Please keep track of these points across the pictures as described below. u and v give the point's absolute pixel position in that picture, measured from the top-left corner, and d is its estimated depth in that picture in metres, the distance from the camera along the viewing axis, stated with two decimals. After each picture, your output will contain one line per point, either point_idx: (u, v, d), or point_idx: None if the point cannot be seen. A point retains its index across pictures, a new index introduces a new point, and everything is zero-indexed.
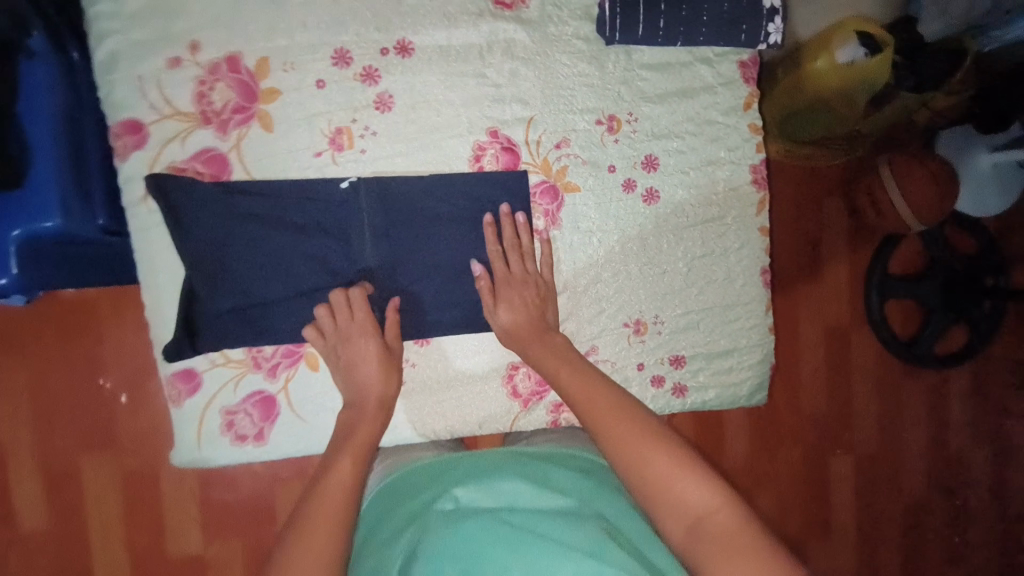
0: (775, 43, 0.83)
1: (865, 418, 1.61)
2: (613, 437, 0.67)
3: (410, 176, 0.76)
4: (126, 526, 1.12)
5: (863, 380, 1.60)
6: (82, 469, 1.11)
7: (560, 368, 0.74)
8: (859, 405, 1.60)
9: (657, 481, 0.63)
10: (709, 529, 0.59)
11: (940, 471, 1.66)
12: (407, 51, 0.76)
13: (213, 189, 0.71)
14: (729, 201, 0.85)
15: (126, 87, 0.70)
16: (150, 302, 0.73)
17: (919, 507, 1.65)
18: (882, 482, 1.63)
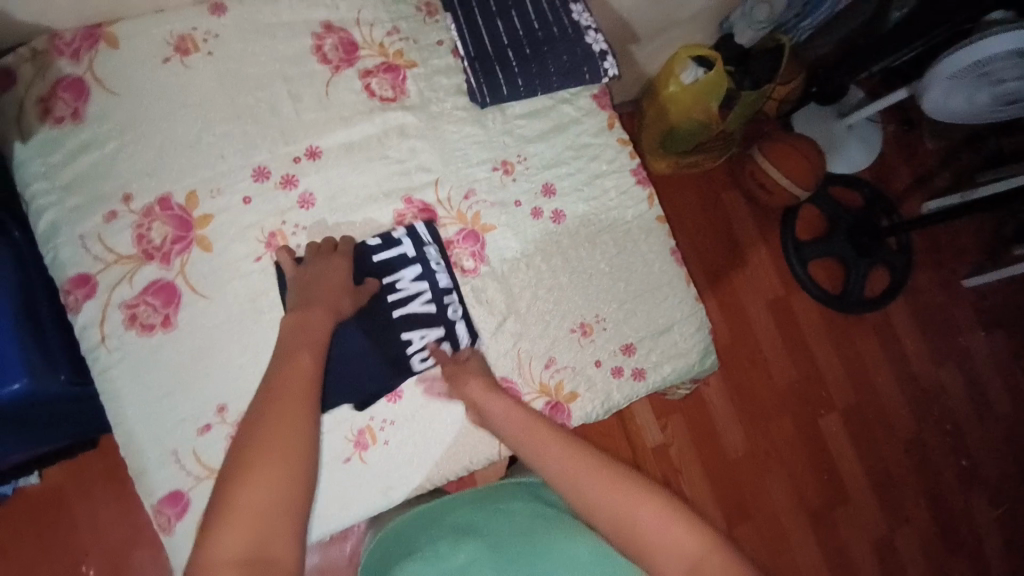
0: (615, 74, 1.00)
1: (836, 376, 1.72)
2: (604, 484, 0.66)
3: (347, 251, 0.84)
4: None
5: (821, 344, 1.74)
6: None
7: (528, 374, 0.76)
8: (827, 368, 1.72)
9: (652, 537, 0.61)
10: (707, 570, 0.57)
11: (917, 400, 1.75)
12: (316, 154, 0.87)
13: (182, 317, 0.79)
14: (623, 202, 0.99)
15: (71, 248, 0.78)
16: (122, 438, 0.76)
17: (916, 443, 1.73)
18: (877, 430, 1.71)
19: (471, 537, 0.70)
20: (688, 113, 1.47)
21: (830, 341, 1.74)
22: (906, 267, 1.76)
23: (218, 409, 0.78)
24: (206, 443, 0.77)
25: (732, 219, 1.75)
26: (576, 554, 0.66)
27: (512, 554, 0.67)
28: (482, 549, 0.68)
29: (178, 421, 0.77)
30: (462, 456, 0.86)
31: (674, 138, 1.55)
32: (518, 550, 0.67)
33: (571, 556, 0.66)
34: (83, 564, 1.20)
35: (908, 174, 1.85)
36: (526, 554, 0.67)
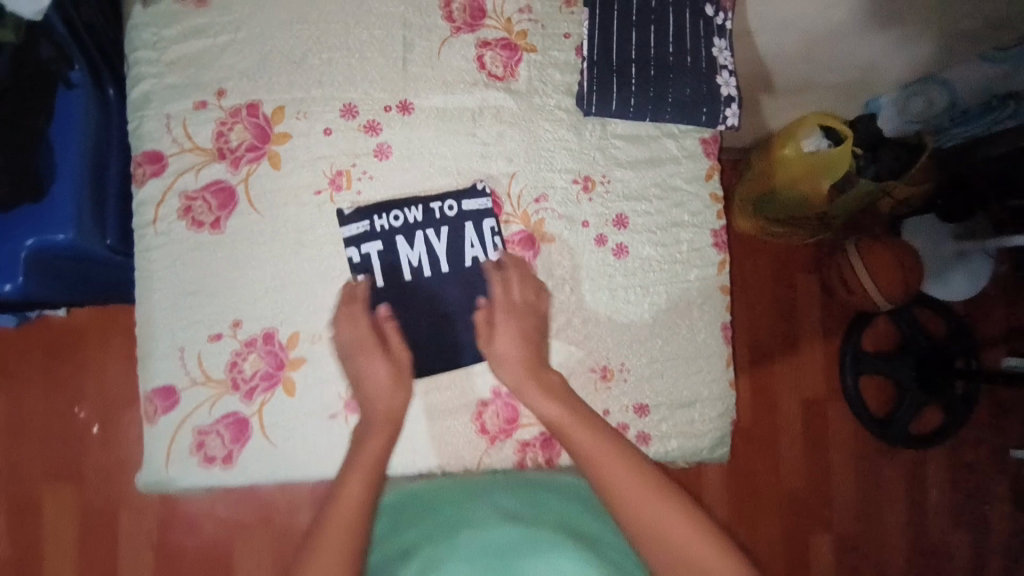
0: (733, 124, 0.92)
1: (844, 495, 1.62)
2: (643, 515, 0.63)
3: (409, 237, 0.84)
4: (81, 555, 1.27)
5: (842, 459, 1.63)
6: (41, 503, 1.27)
7: (547, 369, 0.78)
8: (837, 484, 1.62)
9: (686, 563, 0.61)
10: None
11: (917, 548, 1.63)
12: (407, 109, 0.86)
13: (233, 222, 0.80)
14: (692, 260, 0.93)
15: (154, 123, 0.79)
16: (142, 315, 0.79)
17: None
18: (864, 564, 1.61)
19: (457, 534, 0.67)
20: (794, 181, 1.34)
21: (852, 456, 1.63)
22: (965, 415, 1.59)
23: (233, 323, 0.79)
24: (212, 350, 0.79)
25: (797, 302, 1.64)
26: (569, 556, 0.63)
27: (502, 551, 0.65)
28: (472, 544, 0.66)
29: (194, 321, 0.79)
30: (443, 453, 0.84)
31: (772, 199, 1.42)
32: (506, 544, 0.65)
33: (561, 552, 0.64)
34: (87, 396, 1.28)
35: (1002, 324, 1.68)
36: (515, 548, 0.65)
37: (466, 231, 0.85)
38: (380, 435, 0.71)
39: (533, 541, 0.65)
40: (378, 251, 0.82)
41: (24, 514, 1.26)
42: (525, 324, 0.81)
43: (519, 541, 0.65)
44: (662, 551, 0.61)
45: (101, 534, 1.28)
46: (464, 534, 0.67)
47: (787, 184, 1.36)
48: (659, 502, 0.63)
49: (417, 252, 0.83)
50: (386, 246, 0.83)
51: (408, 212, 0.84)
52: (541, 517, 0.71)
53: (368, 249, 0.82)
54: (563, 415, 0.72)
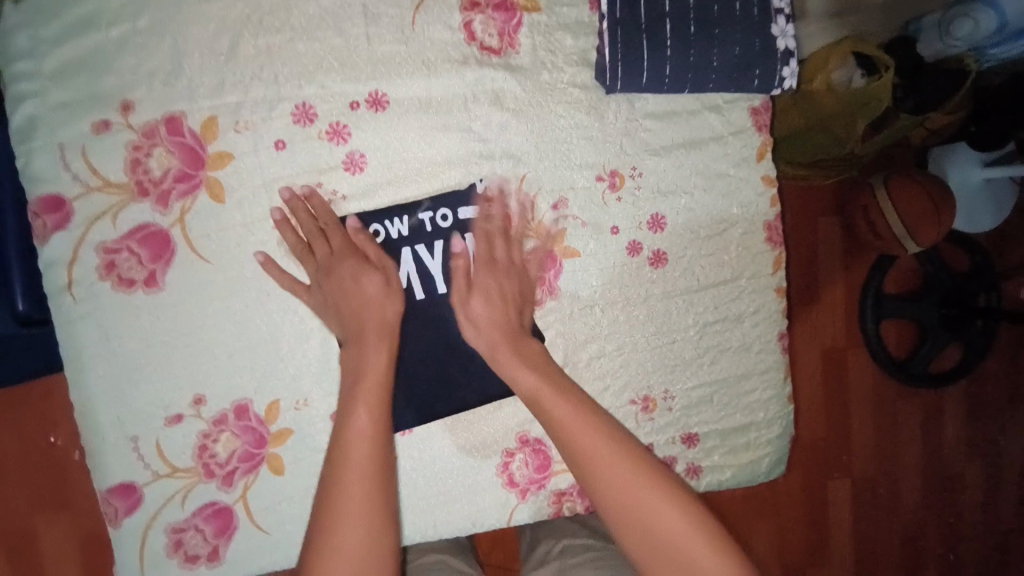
0: (791, 87, 0.74)
1: (863, 448, 1.49)
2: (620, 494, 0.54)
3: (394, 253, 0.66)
4: None
5: (863, 411, 1.49)
6: None
7: (536, 381, 0.59)
8: (857, 436, 1.49)
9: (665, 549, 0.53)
10: None
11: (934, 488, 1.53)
12: (380, 104, 0.66)
13: (172, 276, 0.62)
14: (743, 261, 0.77)
15: (46, 158, 0.59)
16: (77, 404, 0.62)
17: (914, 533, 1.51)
18: (883, 513, 1.50)
19: None
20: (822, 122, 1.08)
21: (872, 405, 1.49)
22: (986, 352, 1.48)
23: (194, 399, 0.64)
24: (173, 435, 0.64)
25: (816, 245, 1.45)
26: None
27: None
28: None
29: (145, 404, 0.63)
30: (469, 513, 0.72)
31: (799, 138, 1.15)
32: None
33: None
34: None
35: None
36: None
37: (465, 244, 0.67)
38: (369, 404, 0.56)
39: None
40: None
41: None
42: (505, 288, 0.65)
43: None
44: (636, 533, 0.53)
45: None
46: None
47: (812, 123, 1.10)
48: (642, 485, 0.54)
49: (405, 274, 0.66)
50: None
51: (391, 224, 0.66)
52: None
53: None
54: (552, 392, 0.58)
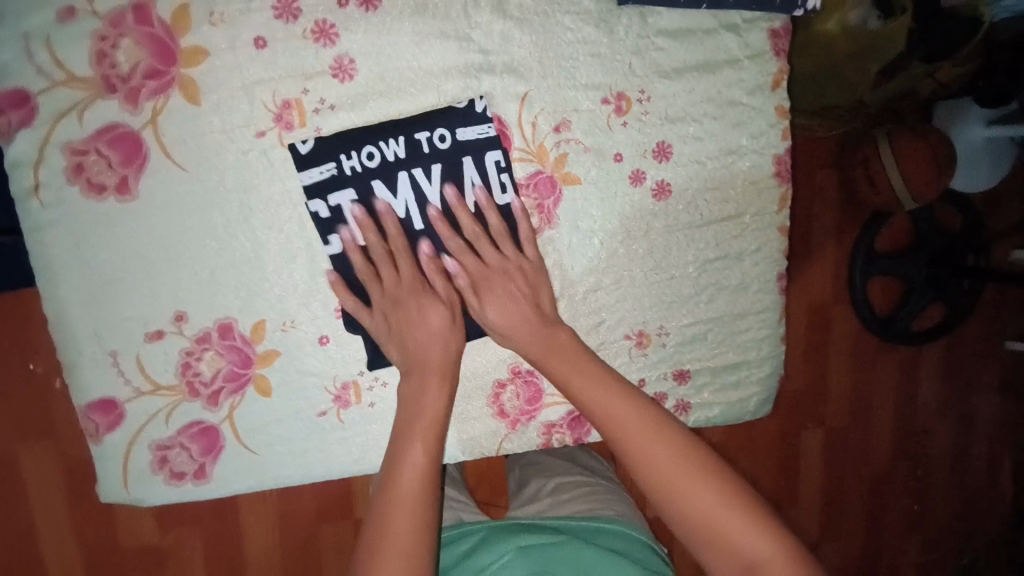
0: (813, 8, 0.70)
1: (838, 403, 1.45)
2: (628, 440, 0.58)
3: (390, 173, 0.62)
4: None
5: (842, 371, 1.44)
6: None
7: (549, 337, 0.64)
8: (835, 384, 1.43)
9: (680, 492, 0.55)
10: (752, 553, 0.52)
11: (905, 445, 1.50)
12: (372, 4, 0.60)
13: (145, 183, 0.58)
14: (748, 196, 0.75)
15: (10, 47, 0.55)
16: (51, 315, 0.60)
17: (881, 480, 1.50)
18: (852, 463, 1.47)
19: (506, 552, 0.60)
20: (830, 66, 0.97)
21: (850, 360, 1.43)
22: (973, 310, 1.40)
23: (175, 316, 0.61)
24: (154, 352, 0.62)
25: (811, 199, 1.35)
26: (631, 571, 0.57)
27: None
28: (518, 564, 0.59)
29: (123, 319, 0.61)
30: (459, 440, 0.72)
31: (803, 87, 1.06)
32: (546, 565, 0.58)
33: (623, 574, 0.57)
34: None
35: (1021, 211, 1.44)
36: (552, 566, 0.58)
37: (466, 169, 0.64)
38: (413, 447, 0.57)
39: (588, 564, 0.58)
40: (351, 203, 0.61)
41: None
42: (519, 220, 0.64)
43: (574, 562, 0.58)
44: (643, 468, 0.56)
45: None
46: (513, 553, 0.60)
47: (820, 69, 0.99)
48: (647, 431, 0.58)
49: (402, 201, 0.62)
50: (361, 197, 0.61)
51: (386, 146, 0.62)
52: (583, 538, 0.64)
53: (338, 199, 0.61)
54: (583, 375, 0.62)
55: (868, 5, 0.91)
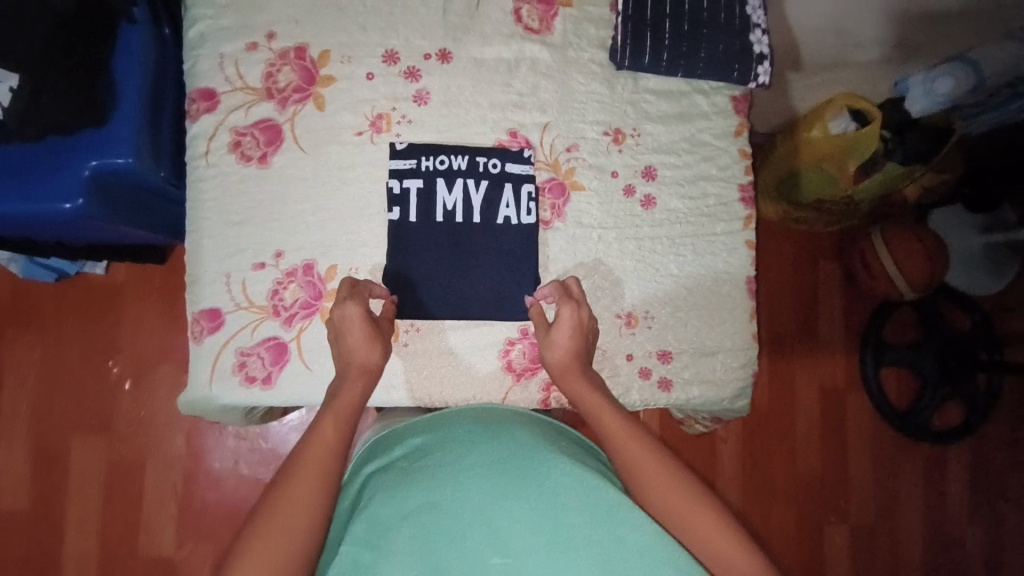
0: (764, 83, 0.93)
1: (861, 484, 1.54)
2: (621, 446, 0.70)
3: (445, 167, 0.86)
4: (106, 507, 1.28)
5: (860, 450, 1.55)
6: (69, 451, 1.29)
7: (567, 353, 0.80)
8: (855, 470, 1.54)
9: (658, 495, 0.67)
10: (712, 538, 0.64)
11: (914, 525, 1.55)
12: (446, 58, 0.88)
13: (276, 158, 0.84)
14: (718, 214, 0.94)
15: (208, 62, 0.83)
16: (191, 243, 0.84)
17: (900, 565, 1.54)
18: (881, 556, 1.53)
19: (474, 453, 0.66)
20: (819, 164, 1.28)
21: (865, 439, 1.55)
22: (988, 411, 1.51)
23: (275, 253, 0.83)
24: (256, 278, 0.83)
25: (818, 287, 1.57)
26: (586, 481, 0.64)
27: (522, 475, 0.63)
28: (487, 464, 0.64)
29: (239, 250, 0.83)
30: (445, 383, 0.87)
31: (795, 183, 1.38)
32: (511, 484, 0.62)
33: (580, 490, 0.63)
34: (119, 350, 1.31)
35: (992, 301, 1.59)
36: (517, 479, 0.63)
37: (505, 191, 0.87)
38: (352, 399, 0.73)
39: (549, 474, 0.64)
40: (417, 188, 0.85)
41: (51, 463, 1.28)
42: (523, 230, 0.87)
43: (539, 468, 0.64)
44: (632, 472, 0.69)
45: (126, 486, 1.29)
46: (486, 453, 0.66)
47: (811, 167, 1.30)
48: (633, 440, 0.70)
49: (453, 196, 0.86)
50: (425, 186, 0.85)
51: (453, 159, 0.86)
52: (555, 445, 0.69)
53: (409, 184, 0.85)
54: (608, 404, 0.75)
55: (847, 117, 1.20)
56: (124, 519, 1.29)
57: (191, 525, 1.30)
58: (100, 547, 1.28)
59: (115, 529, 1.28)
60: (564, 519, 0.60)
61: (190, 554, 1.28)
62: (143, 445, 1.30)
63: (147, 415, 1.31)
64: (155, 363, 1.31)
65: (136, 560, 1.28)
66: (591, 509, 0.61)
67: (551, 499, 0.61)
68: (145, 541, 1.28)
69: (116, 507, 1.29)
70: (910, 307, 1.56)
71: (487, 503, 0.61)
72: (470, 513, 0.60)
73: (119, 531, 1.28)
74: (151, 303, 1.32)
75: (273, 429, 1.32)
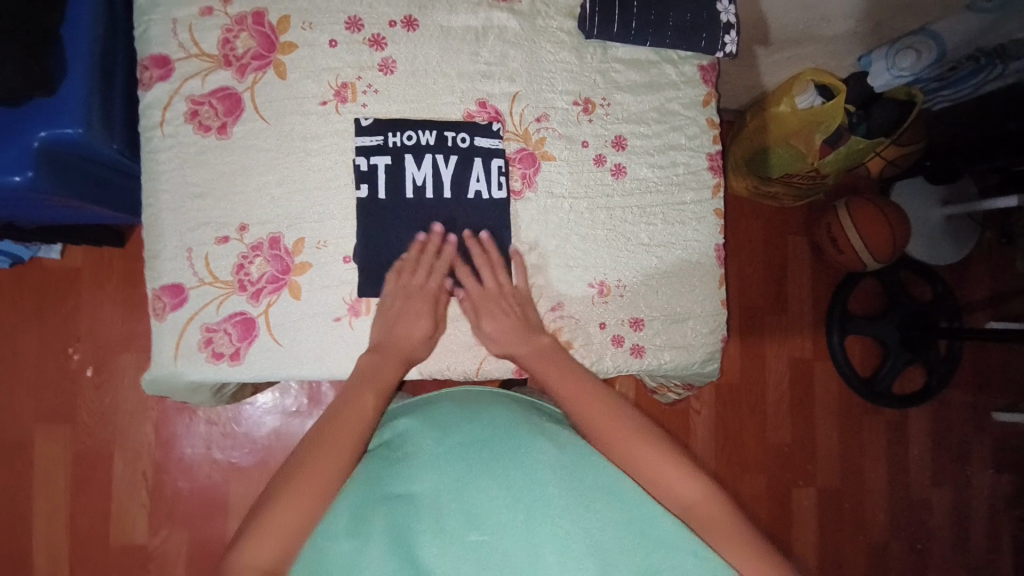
0: (731, 53, 0.93)
1: (829, 450, 1.61)
2: (601, 424, 0.73)
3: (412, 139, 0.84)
4: (74, 498, 1.25)
5: (827, 417, 1.61)
6: (31, 444, 1.25)
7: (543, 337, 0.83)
8: (822, 437, 1.60)
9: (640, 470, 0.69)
10: (697, 511, 0.65)
11: (878, 487, 1.62)
12: (412, 25, 0.86)
13: (237, 129, 0.81)
14: (688, 183, 0.96)
15: (161, 27, 0.80)
16: (149, 217, 0.81)
17: (865, 525, 1.61)
18: (847, 518, 1.60)
19: (451, 432, 0.66)
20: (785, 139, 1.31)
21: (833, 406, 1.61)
22: (949, 376, 1.57)
23: (240, 227, 0.81)
24: (220, 253, 0.81)
25: (787, 261, 1.61)
26: (565, 457, 0.63)
27: (499, 452, 0.63)
28: (465, 444, 0.64)
29: (201, 224, 0.81)
30: None
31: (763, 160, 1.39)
32: (489, 463, 0.62)
33: (558, 465, 0.62)
34: (81, 336, 1.27)
35: (950, 271, 1.65)
36: (493, 463, 0.62)
37: (474, 165, 0.86)
38: None
39: (527, 451, 0.63)
40: (385, 164, 0.84)
41: (14, 456, 1.24)
42: (495, 203, 0.87)
43: (517, 444, 0.64)
44: (614, 451, 0.71)
45: (95, 476, 1.26)
46: (463, 432, 0.65)
47: (777, 143, 1.32)
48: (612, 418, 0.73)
49: (422, 172, 0.84)
50: (394, 162, 0.84)
51: (422, 133, 0.85)
52: (534, 421, 0.69)
53: (377, 160, 0.84)
54: (566, 377, 0.79)
55: (814, 92, 1.23)
56: (93, 510, 1.25)
57: (165, 513, 1.27)
58: (69, 539, 1.25)
59: (85, 520, 1.25)
60: (547, 499, 0.60)
61: (166, 541, 1.27)
62: (110, 434, 1.27)
63: (113, 403, 1.27)
64: (119, 349, 1.27)
65: (108, 550, 1.25)
66: (568, 484, 0.61)
67: (529, 476, 0.61)
68: (116, 530, 1.26)
69: (85, 499, 1.25)
70: (876, 278, 1.61)
71: (466, 483, 0.61)
72: (448, 493, 0.60)
73: (89, 521, 1.25)
74: (110, 287, 1.28)
75: (246, 412, 1.31)
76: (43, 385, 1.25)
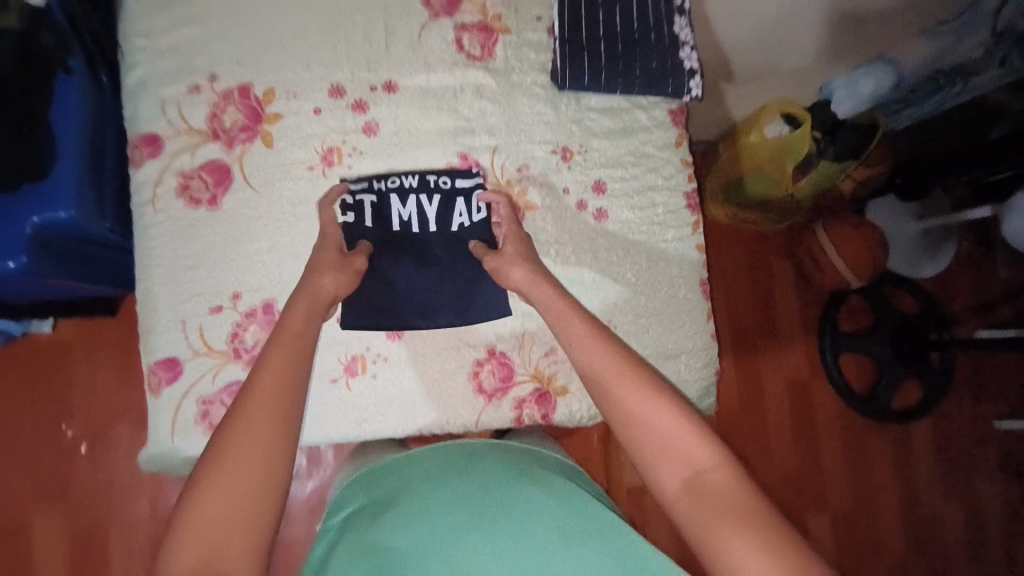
0: (698, 96, 0.98)
1: (836, 471, 1.59)
2: (627, 398, 0.69)
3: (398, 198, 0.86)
4: None
5: (830, 437, 1.61)
6: (24, 526, 1.21)
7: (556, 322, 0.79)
8: (827, 458, 1.59)
9: (662, 440, 0.66)
10: (708, 485, 0.63)
11: (889, 505, 1.61)
12: (392, 89, 0.90)
13: (227, 199, 0.83)
14: (669, 221, 0.98)
15: (151, 107, 0.83)
16: (143, 291, 0.82)
17: (882, 546, 1.58)
18: (862, 540, 1.58)
19: (442, 488, 0.65)
20: (758, 168, 1.36)
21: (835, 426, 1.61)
22: (944, 388, 1.58)
23: (232, 295, 0.82)
24: (214, 322, 0.81)
25: (773, 285, 1.64)
26: (551, 505, 0.63)
27: (486, 504, 0.63)
28: (454, 500, 0.64)
29: (194, 295, 0.81)
30: (416, 411, 0.86)
31: (740, 189, 1.44)
32: (474, 515, 0.62)
33: (544, 516, 0.62)
34: (73, 411, 1.25)
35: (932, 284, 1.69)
36: (480, 515, 0.62)
37: (458, 204, 0.88)
38: None
39: (513, 502, 0.63)
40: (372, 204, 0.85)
41: (7, 540, 1.20)
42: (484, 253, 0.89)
43: (504, 495, 0.64)
44: (632, 425, 0.68)
45: (90, 555, 1.22)
46: (454, 487, 0.65)
47: (751, 172, 1.38)
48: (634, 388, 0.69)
49: (408, 209, 0.87)
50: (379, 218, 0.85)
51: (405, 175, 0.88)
52: (522, 470, 0.69)
53: (363, 196, 0.85)
54: (609, 364, 0.71)
55: (782, 122, 1.29)
56: None
57: None
58: None
59: None
60: (531, 535, 0.61)
61: None
62: (105, 509, 1.23)
63: (107, 477, 1.24)
64: (112, 421, 1.25)
65: None
66: (552, 533, 0.61)
67: (514, 526, 0.61)
68: None
69: None
70: (863, 296, 1.63)
71: (453, 540, 0.60)
72: (435, 549, 0.60)
73: None
74: (102, 358, 1.27)
75: None
76: (34, 464, 1.22)
